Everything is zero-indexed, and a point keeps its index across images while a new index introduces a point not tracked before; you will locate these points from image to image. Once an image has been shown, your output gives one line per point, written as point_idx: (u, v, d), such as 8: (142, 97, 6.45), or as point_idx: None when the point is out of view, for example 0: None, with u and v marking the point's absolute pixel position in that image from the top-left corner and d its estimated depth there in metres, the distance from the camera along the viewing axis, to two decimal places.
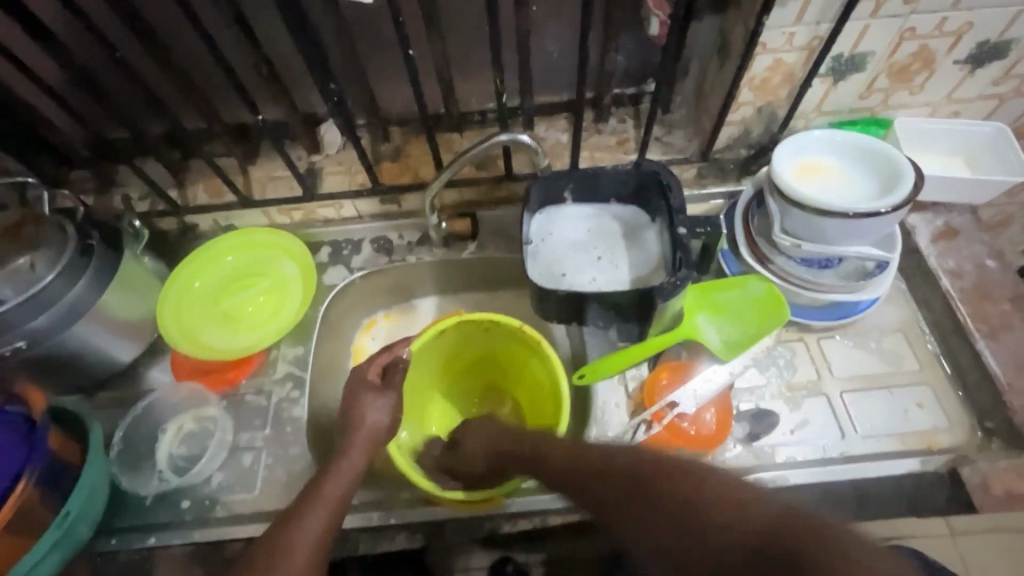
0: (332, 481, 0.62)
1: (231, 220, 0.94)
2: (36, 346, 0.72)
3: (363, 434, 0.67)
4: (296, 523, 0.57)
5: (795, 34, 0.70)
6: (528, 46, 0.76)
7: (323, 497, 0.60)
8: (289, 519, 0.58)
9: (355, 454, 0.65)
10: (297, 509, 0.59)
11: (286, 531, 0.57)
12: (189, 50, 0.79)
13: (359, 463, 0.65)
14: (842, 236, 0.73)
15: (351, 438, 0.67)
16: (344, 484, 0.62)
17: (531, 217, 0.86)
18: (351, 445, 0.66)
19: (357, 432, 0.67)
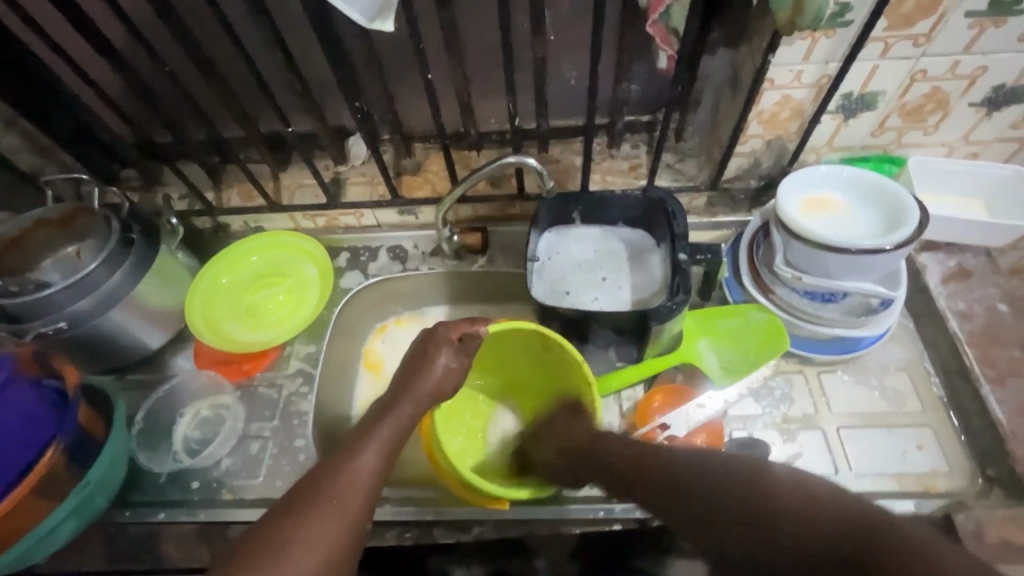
0: (387, 425, 0.69)
1: (260, 222, 1.01)
2: (75, 327, 0.79)
3: (415, 393, 0.73)
4: (353, 460, 0.65)
5: (802, 72, 0.72)
6: (543, 74, 0.80)
7: (375, 443, 0.67)
8: (345, 458, 0.65)
9: (406, 408, 0.71)
10: (352, 449, 0.66)
11: (339, 461, 0.65)
12: (233, 65, 0.86)
13: (409, 415, 0.71)
14: (844, 271, 0.73)
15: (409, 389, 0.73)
16: (397, 431, 0.69)
17: (540, 236, 0.90)
18: (406, 397, 0.72)
19: (417, 385, 0.73)
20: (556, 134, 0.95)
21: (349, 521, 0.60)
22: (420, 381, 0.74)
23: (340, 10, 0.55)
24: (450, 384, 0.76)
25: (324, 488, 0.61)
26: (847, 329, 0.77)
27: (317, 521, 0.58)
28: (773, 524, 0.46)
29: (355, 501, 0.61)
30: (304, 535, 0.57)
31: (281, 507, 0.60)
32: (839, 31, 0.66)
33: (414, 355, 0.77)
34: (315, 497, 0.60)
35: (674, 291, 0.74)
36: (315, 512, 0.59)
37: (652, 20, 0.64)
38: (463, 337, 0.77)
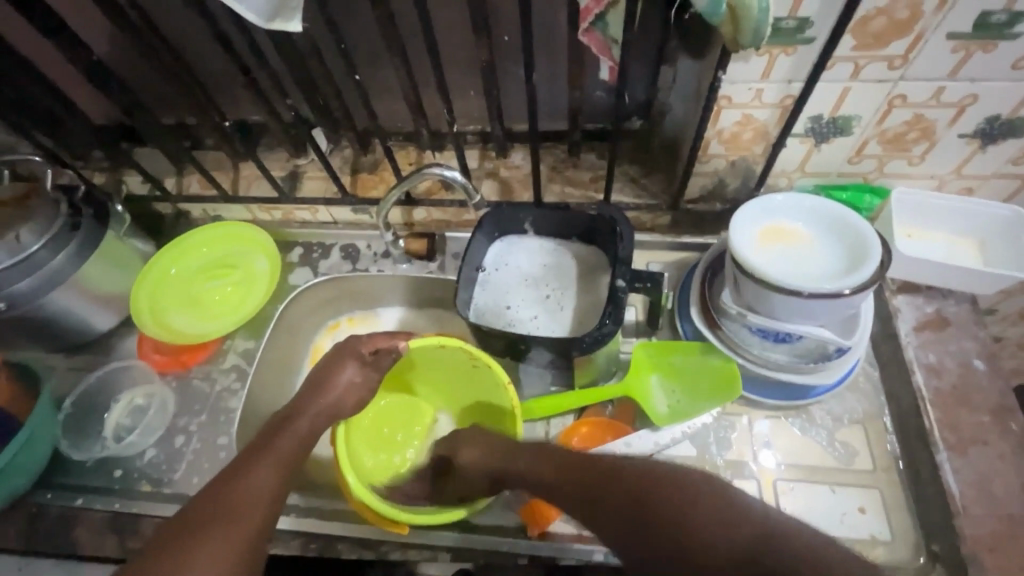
0: (285, 440, 0.66)
1: (219, 211, 1.01)
2: (16, 309, 0.78)
3: (314, 407, 0.70)
4: (246, 477, 0.60)
5: (763, 90, 0.65)
6: (491, 78, 0.75)
7: (270, 458, 0.63)
8: (239, 474, 0.60)
9: (304, 421, 0.68)
10: (246, 465, 0.62)
11: (236, 480, 0.60)
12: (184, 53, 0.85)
13: (306, 432, 0.68)
14: (793, 313, 0.67)
15: (304, 405, 0.70)
16: (299, 443, 0.66)
17: (488, 245, 0.85)
18: (301, 415, 0.69)
19: (312, 403, 0.70)
20: (517, 139, 0.90)
21: (251, 542, 0.56)
22: (320, 392, 0.71)
23: (235, 11, 0.52)
24: (353, 400, 0.74)
25: (219, 505, 0.57)
26: (795, 375, 0.71)
27: (217, 544, 0.54)
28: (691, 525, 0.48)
29: (255, 520, 0.57)
30: (202, 557, 0.53)
31: (169, 530, 0.55)
32: (800, 48, 0.59)
33: (320, 367, 0.74)
34: (207, 516, 0.56)
35: (603, 321, 0.69)
36: (211, 533, 0.55)
37: (584, 28, 0.58)
38: (376, 352, 0.76)
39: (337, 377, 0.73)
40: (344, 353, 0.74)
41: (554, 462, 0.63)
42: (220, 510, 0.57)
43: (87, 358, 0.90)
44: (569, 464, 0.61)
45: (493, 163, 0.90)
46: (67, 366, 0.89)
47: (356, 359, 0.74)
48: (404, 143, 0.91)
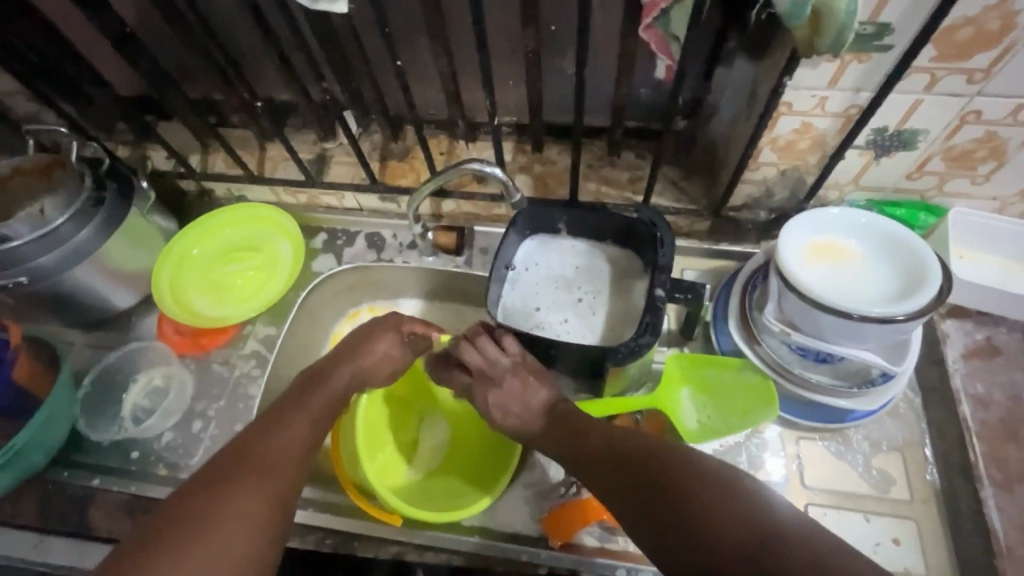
0: (319, 397, 0.65)
1: (243, 192, 0.98)
2: (37, 283, 0.77)
3: (348, 368, 0.69)
4: (277, 430, 0.59)
5: (827, 98, 0.61)
6: (535, 69, 0.72)
7: (302, 417, 0.62)
8: (272, 427, 0.59)
9: (338, 380, 0.67)
10: (279, 420, 0.61)
11: (270, 431, 0.59)
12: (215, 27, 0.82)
13: (340, 391, 0.67)
14: (840, 335, 0.64)
15: (335, 368, 0.69)
16: (331, 404, 0.65)
17: (519, 242, 0.82)
18: (331, 377, 0.67)
19: (343, 365, 0.69)
20: (554, 133, 0.87)
21: (281, 491, 0.55)
22: (358, 356, 0.71)
23: None
24: (387, 370, 0.73)
25: (249, 457, 0.56)
26: (835, 397, 0.69)
27: (242, 491, 0.52)
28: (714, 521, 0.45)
29: (285, 471, 0.56)
30: (232, 504, 0.51)
31: (199, 474, 0.54)
32: (874, 56, 0.56)
33: (355, 338, 0.73)
34: (237, 467, 0.54)
35: (640, 332, 0.67)
36: (238, 482, 0.53)
37: (646, 24, 0.55)
38: (414, 335, 0.76)
39: (375, 344, 0.72)
40: (384, 326, 0.74)
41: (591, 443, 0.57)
42: (248, 461, 0.56)
43: (106, 336, 0.88)
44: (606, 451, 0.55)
45: (528, 157, 0.87)
46: (86, 342, 0.88)
47: (394, 330, 0.74)
48: (437, 132, 0.88)
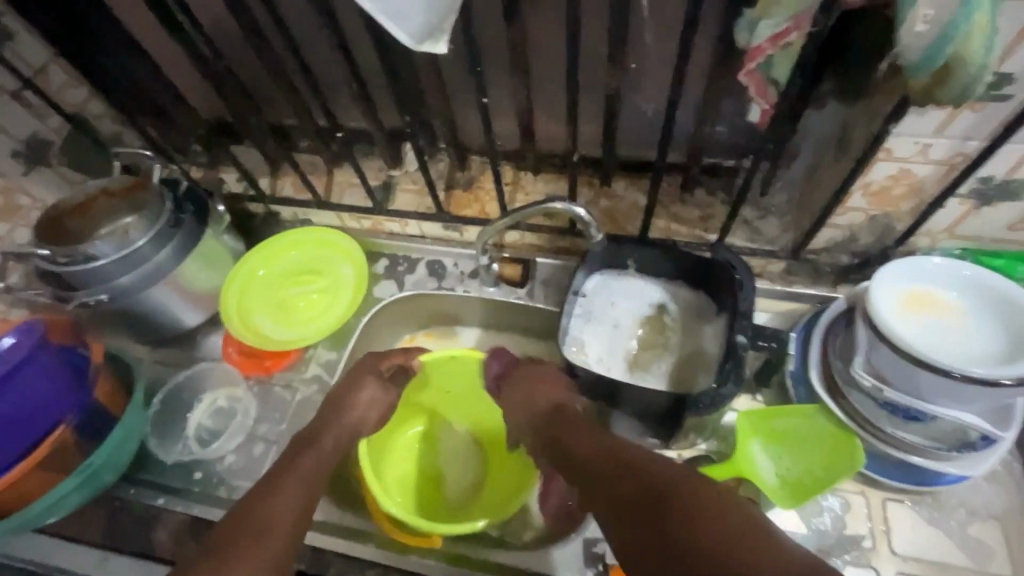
0: (310, 458, 0.64)
1: (309, 216, 1.00)
2: (116, 301, 0.78)
3: (335, 427, 0.69)
4: (278, 493, 0.58)
5: (931, 146, 0.59)
6: (617, 105, 0.71)
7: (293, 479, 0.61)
8: (266, 491, 0.59)
9: (326, 442, 0.67)
10: (277, 482, 0.60)
11: (275, 492, 0.59)
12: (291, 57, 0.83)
13: (330, 451, 0.66)
14: (939, 395, 0.61)
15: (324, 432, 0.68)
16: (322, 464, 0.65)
17: (588, 277, 0.80)
18: (320, 441, 0.67)
19: (329, 429, 0.68)
20: (623, 167, 0.85)
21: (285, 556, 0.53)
22: (342, 412, 0.70)
23: (386, 29, 0.49)
24: (376, 415, 0.73)
25: (252, 519, 0.55)
26: (927, 459, 0.65)
27: (250, 555, 0.52)
28: (704, 532, 0.45)
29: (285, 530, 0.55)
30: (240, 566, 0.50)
31: (216, 536, 0.54)
32: (991, 105, 0.53)
33: (337, 395, 0.72)
34: (239, 535, 0.53)
35: (721, 381, 0.66)
36: (235, 543, 0.52)
37: (748, 69, 0.54)
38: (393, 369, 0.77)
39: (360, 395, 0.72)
40: (362, 371, 0.75)
41: (592, 466, 0.58)
42: (259, 522, 0.55)
43: (173, 354, 0.90)
44: (608, 473, 0.56)
45: (596, 190, 0.86)
46: (154, 359, 0.90)
47: (376, 377, 0.74)
48: (505, 162, 0.87)
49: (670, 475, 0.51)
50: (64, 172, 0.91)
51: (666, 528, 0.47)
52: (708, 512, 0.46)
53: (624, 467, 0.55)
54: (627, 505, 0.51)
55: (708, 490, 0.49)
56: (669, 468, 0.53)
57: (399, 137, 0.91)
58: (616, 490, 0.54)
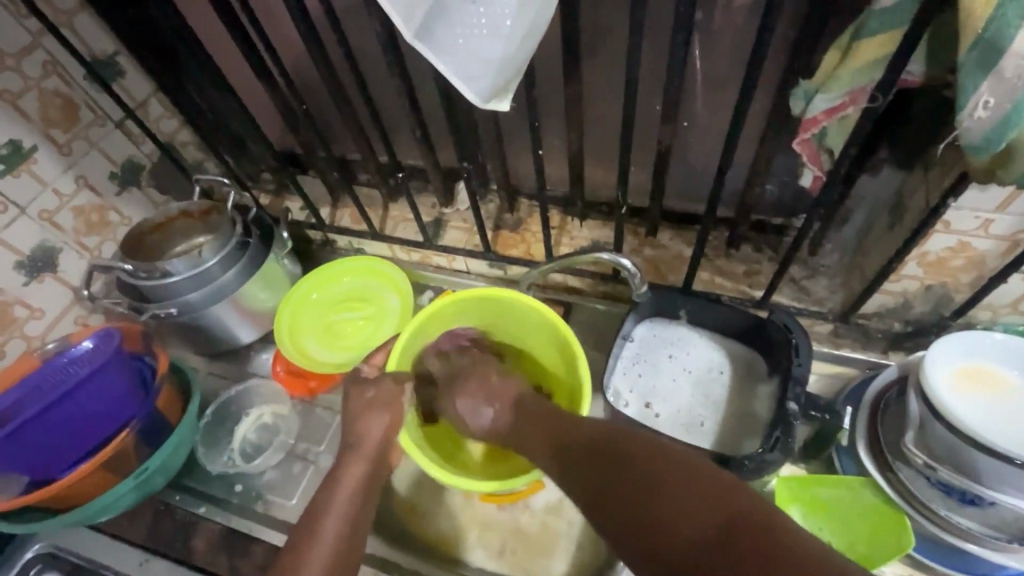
0: (355, 465, 0.63)
1: (362, 246, 1.05)
2: (183, 314, 0.84)
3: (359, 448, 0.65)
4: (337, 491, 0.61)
5: (993, 221, 0.57)
6: (666, 160, 0.72)
7: (342, 491, 0.61)
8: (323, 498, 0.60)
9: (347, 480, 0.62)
10: (336, 471, 0.63)
11: (323, 493, 0.61)
12: (356, 96, 0.89)
13: (374, 458, 0.65)
14: (1002, 481, 0.57)
15: (340, 472, 0.63)
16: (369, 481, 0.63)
17: (636, 324, 0.80)
18: (343, 473, 0.63)
19: (361, 437, 0.66)
20: (670, 218, 0.87)
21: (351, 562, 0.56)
22: (371, 423, 0.67)
23: (457, 88, 0.51)
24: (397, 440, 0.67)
25: (316, 516, 0.58)
26: (986, 548, 0.61)
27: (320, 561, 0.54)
28: (657, 489, 0.43)
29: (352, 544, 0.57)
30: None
31: (298, 526, 0.58)
32: None
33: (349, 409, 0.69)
34: (311, 523, 0.58)
35: (768, 447, 0.63)
36: (295, 552, 0.55)
37: (803, 137, 0.55)
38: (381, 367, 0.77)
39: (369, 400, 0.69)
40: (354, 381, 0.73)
41: (552, 437, 0.57)
42: (306, 526, 0.58)
43: (227, 367, 0.96)
44: (571, 444, 0.54)
45: (640, 239, 0.88)
46: (210, 371, 0.96)
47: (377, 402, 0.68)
48: (552, 207, 0.91)
49: (608, 433, 0.51)
50: (150, 193, 0.98)
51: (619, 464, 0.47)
52: (653, 480, 0.44)
53: (582, 440, 0.53)
54: (599, 474, 0.48)
55: (638, 442, 0.48)
56: (605, 428, 0.52)
57: (453, 176, 0.95)
58: (565, 457, 0.54)
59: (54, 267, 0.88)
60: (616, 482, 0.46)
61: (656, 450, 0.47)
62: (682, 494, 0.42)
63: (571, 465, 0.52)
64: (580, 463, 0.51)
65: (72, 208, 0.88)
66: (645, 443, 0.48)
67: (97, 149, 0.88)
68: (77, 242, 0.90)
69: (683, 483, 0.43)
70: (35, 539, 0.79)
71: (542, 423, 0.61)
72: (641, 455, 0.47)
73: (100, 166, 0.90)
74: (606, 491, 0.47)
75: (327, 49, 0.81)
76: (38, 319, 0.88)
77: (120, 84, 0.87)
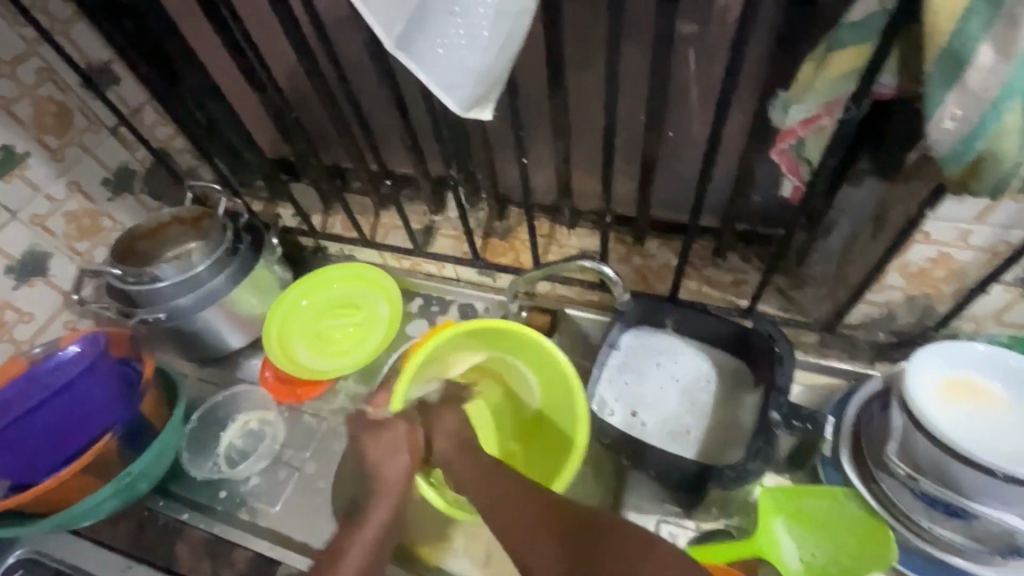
0: (379, 506, 0.65)
1: (353, 252, 1.06)
2: (172, 319, 0.84)
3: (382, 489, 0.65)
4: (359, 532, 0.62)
5: (972, 233, 0.58)
6: (651, 169, 0.73)
7: (365, 532, 0.62)
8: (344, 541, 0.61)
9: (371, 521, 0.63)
10: (361, 513, 0.64)
11: (346, 537, 0.62)
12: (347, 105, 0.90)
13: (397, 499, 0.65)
14: (983, 493, 0.57)
15: (367, 510, 0.64)
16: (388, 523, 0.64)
17: (622, 332, 0.80)
18: (369, 515, 0.64)
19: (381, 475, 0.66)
20: (657, 227, 0.87)
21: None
22: (388, 461, 0.66)
23: (438, 98, 0.52)
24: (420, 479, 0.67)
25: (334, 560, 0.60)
26: (969, 559, 0.61)
27: None
28: (629, 565, 0.49)
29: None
30: None
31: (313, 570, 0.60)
32: None
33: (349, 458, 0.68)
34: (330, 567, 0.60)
35: (750, 456, 0.63)
36: None
37: (780, 148, 0.56)
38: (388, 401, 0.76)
39: (385, 435, 0.68)
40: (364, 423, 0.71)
41: (506, 492, 0.60)
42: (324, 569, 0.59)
43: (216, 372, 0.96)
44: (528, 507, 0.57)
45: (628, 248, 0.88)
46: (198, 376, 0.96)
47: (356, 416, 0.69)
48: (540, 215, 0.91)
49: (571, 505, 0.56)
50: (142, 199, 0.99)
51: (589, 534, 0.52)
52: (628, 555, 0.49)
53: (547, 504, 0.57)
54: (568, 541, 0.53)
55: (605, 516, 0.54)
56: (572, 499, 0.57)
57: (443, 185, 0.96)
58: (520, 518, 0.57)
59: (44, 271, 0.88)
60: (587, 549, 0.51)
61: (628, 530, 0.52)
62: (657, 571, 0.48)
63: (530, 529, 0.55)
64: (541, 527, 0.55)
65: (64, 213, 0.89)
66: (612, 520, 0.54)
67: (89, 155, 0.89)
68: (68, 247, 0.90)
69: (654, 562, 0.48)
70: (17, 544, 0.79)
71: (490, 474, 0.62)
72: (608, 530, 0.52)
73: (92, 172, 0.91)
74: (572, 559, 0.51)
75: (318, 59, 0.83)
76: (27, 323, 0.88)
77: (114, 91, 0.88)
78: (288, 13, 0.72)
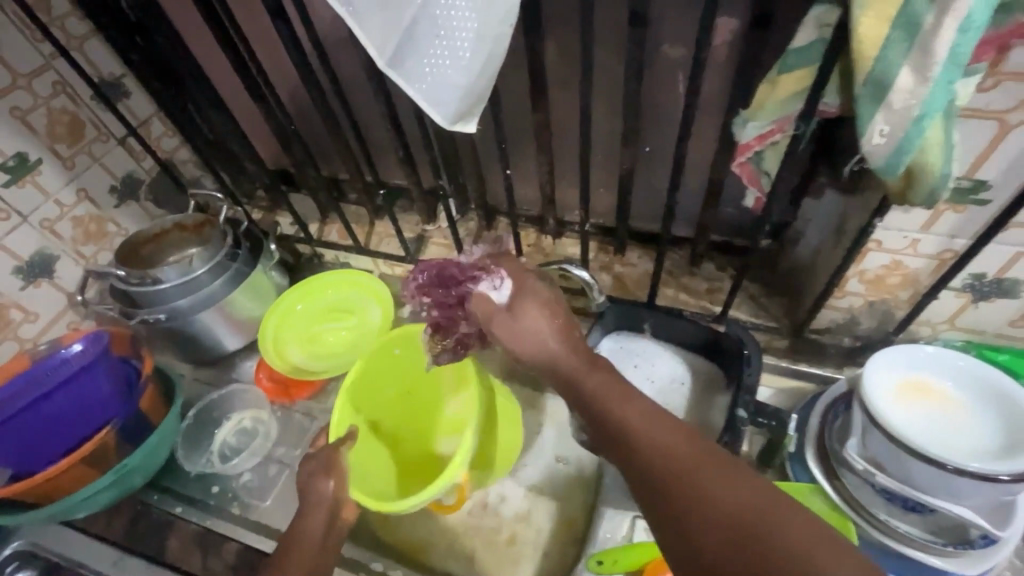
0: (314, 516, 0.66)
1: (348, 260, 1.10)
2: (171, 321, 0.88)
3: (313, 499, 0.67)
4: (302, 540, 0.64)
5: (920, 241, 0.62)
6: (628, 181, 0.78)
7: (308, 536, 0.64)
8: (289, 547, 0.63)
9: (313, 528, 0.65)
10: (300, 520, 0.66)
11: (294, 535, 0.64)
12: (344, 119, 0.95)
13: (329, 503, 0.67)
14: (933, 485, 0.60)
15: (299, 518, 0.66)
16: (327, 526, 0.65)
17: (602, 335, 0.84)
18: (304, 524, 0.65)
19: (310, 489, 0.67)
20: (637, 237, 0.92)
21: None
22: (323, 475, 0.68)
23: (425, 112, 0.56)
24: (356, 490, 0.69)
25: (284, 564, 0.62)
26: (926, 552, 0.64)
27: None
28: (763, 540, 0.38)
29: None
30: None
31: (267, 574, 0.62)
32: (971, 208, 0.57)
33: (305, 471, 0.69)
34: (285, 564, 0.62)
35: (717, 450, 0.67)
36: None
37: (739, 161, 0.61)
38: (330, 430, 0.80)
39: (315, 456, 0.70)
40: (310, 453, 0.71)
41: (640, 429, 0.49)
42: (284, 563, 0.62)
43: (212, 373, 0.99)
44: (653, 454, 0.47)
45: (609, 257, 0.92)
46: (195, 377, 0.99)
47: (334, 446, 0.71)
48: (527, 225, 0.96)
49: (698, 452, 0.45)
50: (147, 207, 1.04)
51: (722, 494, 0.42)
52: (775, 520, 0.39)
53: (668, 450, 0.46)
54: (696, 499, 0.42)
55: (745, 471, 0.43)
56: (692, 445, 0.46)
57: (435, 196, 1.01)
58: (645, 464, 0.47)
59: (51, 273, 0.92)
60: (719, 520, 0.41)
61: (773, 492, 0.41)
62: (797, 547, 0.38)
63: (655, 475, 0.46)
64: (662, 481, 0.45)
65: (72, 218, 0.93)
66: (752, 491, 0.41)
67: (98, 164, 0.94)
68: (74, 251, 0.94)
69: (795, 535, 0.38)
70: (14, 536, 0.81)
71: (613, 405, 0.52)
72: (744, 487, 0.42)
73: (101, 180, 0.95)
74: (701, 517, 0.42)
75: (318, 75, 0.88)
76: (32, 322, 0.92)
77: (124, 104, 0.93)
78: (290, 34, 0.77)
